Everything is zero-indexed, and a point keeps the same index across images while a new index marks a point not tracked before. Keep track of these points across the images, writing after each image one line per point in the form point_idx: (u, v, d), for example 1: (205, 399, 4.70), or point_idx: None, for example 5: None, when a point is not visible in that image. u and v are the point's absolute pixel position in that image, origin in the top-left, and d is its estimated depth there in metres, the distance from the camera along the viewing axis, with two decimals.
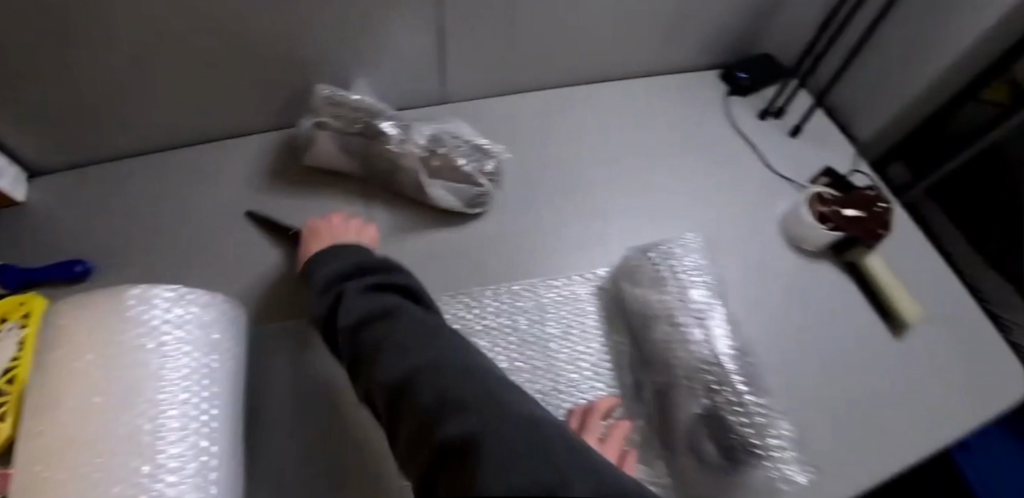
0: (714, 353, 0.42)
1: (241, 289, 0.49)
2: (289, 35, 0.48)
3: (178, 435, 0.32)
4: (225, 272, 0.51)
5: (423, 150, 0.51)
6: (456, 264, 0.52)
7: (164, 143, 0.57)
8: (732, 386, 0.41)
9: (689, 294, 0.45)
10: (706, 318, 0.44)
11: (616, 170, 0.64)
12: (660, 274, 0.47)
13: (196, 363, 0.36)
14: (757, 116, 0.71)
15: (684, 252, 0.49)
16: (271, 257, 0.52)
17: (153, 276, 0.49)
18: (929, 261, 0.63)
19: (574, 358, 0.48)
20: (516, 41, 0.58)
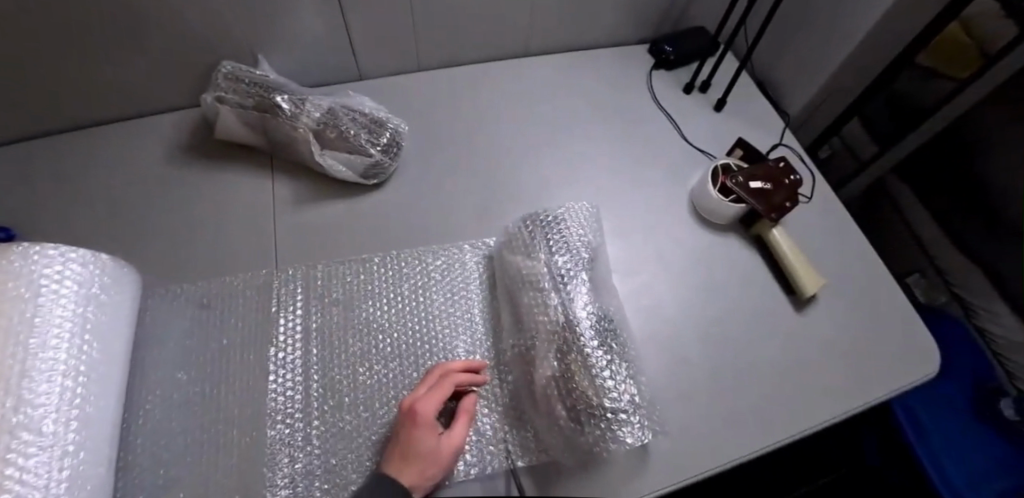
0: (569, 316, 0.42)
1: (150, 257, 0.52)
2: (189, 16, 0.50)
3: (50, 378, 0.35)
4: (136, 241, 0.53)
5: (315, 123, 0.53)
6: (354, 233, 0.54)
7: (88, 119, 0.60)
8: (581, 349, 0.41)
9: (555, 261, 0.46)
10: (570, 284, 0.45)
11: (528, 144, 0.65)
12: (532, 241, 0.48)
13: (74, 317, 0.39)
14: (681, 89, 0.72)
15: (562, 220, 0.49)
16: (182, 227, 0.54)
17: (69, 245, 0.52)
18: (834, 237, 0.63)
19: (453, 325, 0.49)
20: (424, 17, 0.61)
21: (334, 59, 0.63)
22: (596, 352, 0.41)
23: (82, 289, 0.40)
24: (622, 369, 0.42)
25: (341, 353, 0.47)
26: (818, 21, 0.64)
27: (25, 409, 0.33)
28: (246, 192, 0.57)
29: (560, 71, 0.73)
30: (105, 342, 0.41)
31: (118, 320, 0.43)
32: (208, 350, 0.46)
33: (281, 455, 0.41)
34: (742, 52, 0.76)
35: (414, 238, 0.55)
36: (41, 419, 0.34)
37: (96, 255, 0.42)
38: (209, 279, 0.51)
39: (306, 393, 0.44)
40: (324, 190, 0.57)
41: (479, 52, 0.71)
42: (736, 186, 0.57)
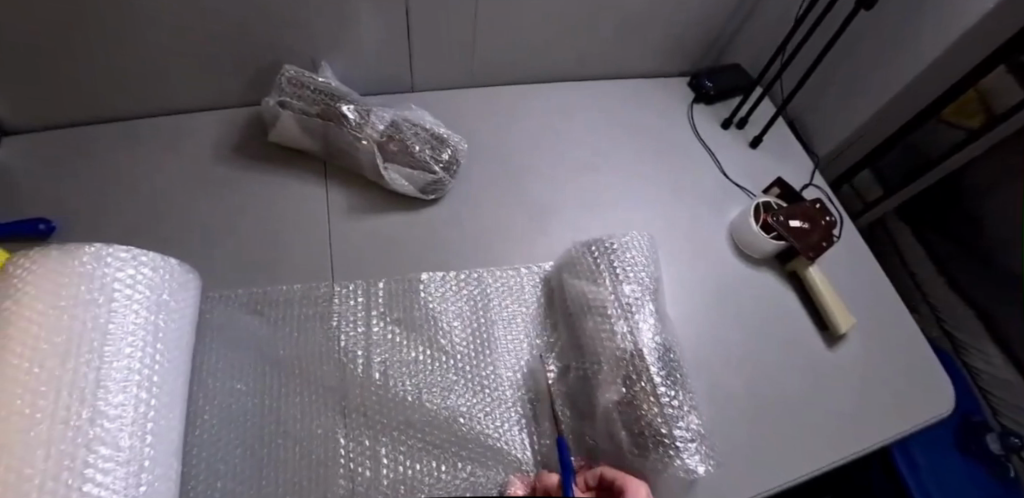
0: (637, 344, 0.44)
1: (200, 258, 0.51)
2: (264, 18, 0.51)
3: (119, 385, 0.34)
4: (184, 241, 0.52)
5: (381, 135, 0.53)
6: (412, 248, 0.54)
7: (137, 110, 0.59)
8: (650, 377, 0.42)
9: (622, 288, 0.47)
10: (636, 313, 0.46)
11: (575, 169, 0.67)
12: (597, 267, 0.49)
13: (145, 322, 0.38)
14: (718, 125, 0.75)
15: (624, 247, 0.51)
16: (232, 228, 0.53)
17: (117, 239, 0.51)
18: (860, 276, 0.66)
19: (512, 345, 0.50)
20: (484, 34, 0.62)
21: (388, 68, 0.63)
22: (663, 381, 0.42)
23: (152, 296, 0.39)
24: (685, 400, 0.43)
25: (399, 368, 0.46)
26: (857, 67, 0.68)
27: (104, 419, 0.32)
28: (299, 198, 0.56)
29: (604, 98, 0.75)
30: (173, 349, 0.40)
31: (183, 328, 0.42)
32: (265, 359, 0.46)
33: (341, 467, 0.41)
34: (778, 95, 0.79)
35: (467, 255, 0.55)
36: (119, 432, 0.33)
37: (165, 260, 0.41)
38: (263, 287, 0.50)
39: (368, 410, 0.44)
40: (379, 199, 0.57)
41: (529, 72, 0.72)
42: (776, 223, 0.60)
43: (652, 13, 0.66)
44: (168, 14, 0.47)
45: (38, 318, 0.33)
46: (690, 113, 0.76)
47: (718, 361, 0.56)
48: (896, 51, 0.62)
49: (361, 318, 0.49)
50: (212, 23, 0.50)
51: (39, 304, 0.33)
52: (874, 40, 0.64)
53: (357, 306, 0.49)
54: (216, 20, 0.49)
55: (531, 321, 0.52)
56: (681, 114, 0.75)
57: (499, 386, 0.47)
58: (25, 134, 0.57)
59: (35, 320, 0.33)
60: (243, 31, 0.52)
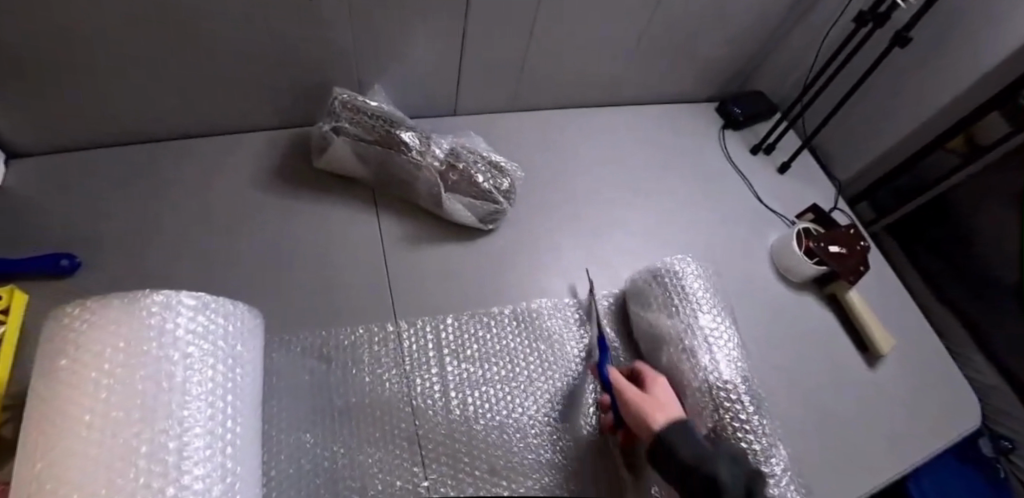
0: (723, 377, 0.43)
1: (249, 296, 0.47)
2: (319, 40, 0.48)
3: (202, 454, 0.30)
4: (228, 276, 0.48)
5: (443, 164, 0.51)
6: (472, 280, 0.52)
7: (164, 133, 0.54)
8: (740, 410, 0.42)
9: (699, 319, 0.47)
10: (716, 344, 0.46)
11: (619, 195, 0.67)
12: (671, 298, 0.48)
13: (219, 376, 0.34)
14: (747, 151, 0.77)
15: (693, 275, 0.50)
16: (279, 262, 0.49)
17: (152, 276, 0.46)
18: (891, 296, 0.69)
19: (586, 377, 0.48)
20: (534, 60, 0.61)
21: (433, 92, 0.61)
22: (751, 413, 0.42)
23: (223, 346, 0.35)
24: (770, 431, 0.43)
25: (475, 409, 0.44)
26: (879, 99, 0.71)
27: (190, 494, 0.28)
28: (350, 228, 0.53)
29: (639, 123, 0.76)
30: (246, 404, 0.36)
31: (251, 378, 0.38)
32: (332, 407, 0.42)
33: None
34: (803, 126, 0.81)
35: (528, 287, 0.54)
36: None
37: (233, 304, 0.38)
38: (321, 327, 0.46)
39: (449, 455, 0.42)
40: (433, 229, 0.54)
41: (568, 96, 0.71)
42: (819, 249, 0.62)
43: (693, 43, 0.67)
44: (218, 35, 0.43)
45: (108, 377, 0.29)
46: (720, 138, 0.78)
47: (775, 385, 0.57)
48: (920, 85, 0.65)
49: (431, 357, 0.46)
50: (265, 44, 0.46)
51: (108, 364, 0.29)
52: (897, 75, 0.68)
53: (424, 344, 0.47)
54: (270, 41, 0.46)
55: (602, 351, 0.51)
56: (713, 140, 0.76)
57: (579, 422, 0.45)
58: (37, 157, 0.52)
59: (105, 384, 0.29)
60: (295, 54, 0.49)
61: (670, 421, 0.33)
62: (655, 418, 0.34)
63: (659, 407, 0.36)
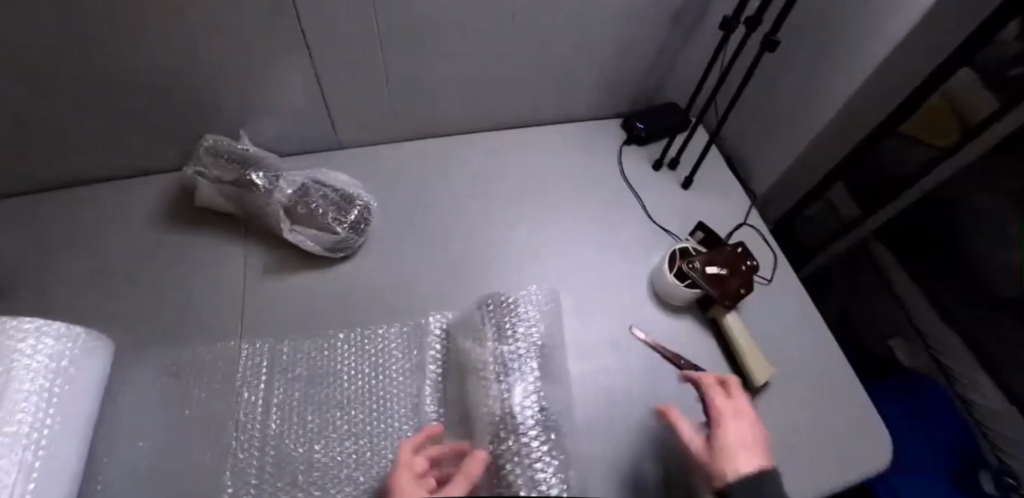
0: (508, 404, 0.43)
1: (129, 319, 0.54)
2: (194, 95, 0.55)
3: (19, 454, 0.37)
4: (118, 301, 0.55)
5: (288, 199, 0.56)
6: (327, 304, 0.57)
7: (84, 177, 0.63)
8: (519, 437, 0.41)
9: (505, 346, 0.48)
10: (517, 371, 0.46)
11: (501, 215, 0.69)
12: (485, 327, 0.50)
13: (53, 390, 0.41)
14: (649, 166, 0.76)
15: (517, 305, 0.52)
16: (162, 289, 0.57)
17: (52, 302, 0.54)
18: (790, 325, 0.64)
19: (406, 404, 0.51)
20: (411, 93, 0.65)
21: (320, 131, 0.68)
22: (532, 440, 0.41)
23: (52, 363, 0.41)
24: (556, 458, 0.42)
25: (296, 426, 0.49)
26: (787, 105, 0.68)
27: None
28: (227, 258, 0.60)
29: (536, 144, 0.77)
30: (71, 417, 0.43)
31: (83, 391, 0.45)
32: (177, 420, 0.49)
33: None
34: (712, 125, 0.80)
35: (379, 309, 0.58)
36: (14, 487, 0.36)
37: (67, 327, 0.44)
38: (184, 348, 0.53)
39: (265, 467, 0.46)
40: (302, 256, 0.60)
41: (462, 122, 0.75)
42: (691, 270, 0.59)
43: (576, 63, 0.68)
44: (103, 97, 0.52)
45: None
46: (623, 154, 0.77)
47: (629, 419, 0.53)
48: (819, 88, 0.61)
49: (271, 375, 0.52)
50: (146, 100, 0.54)
51: None
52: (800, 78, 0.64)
53: (268, 363, 0.52)
54: (148, 97, 0.54)
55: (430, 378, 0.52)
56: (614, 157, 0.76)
57: (390, 444, 0.48)
58: None
59: None
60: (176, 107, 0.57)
61: (743, 474, 0.34)
62: (727, 460, 0.36)
63: (731, 446, 0.37)
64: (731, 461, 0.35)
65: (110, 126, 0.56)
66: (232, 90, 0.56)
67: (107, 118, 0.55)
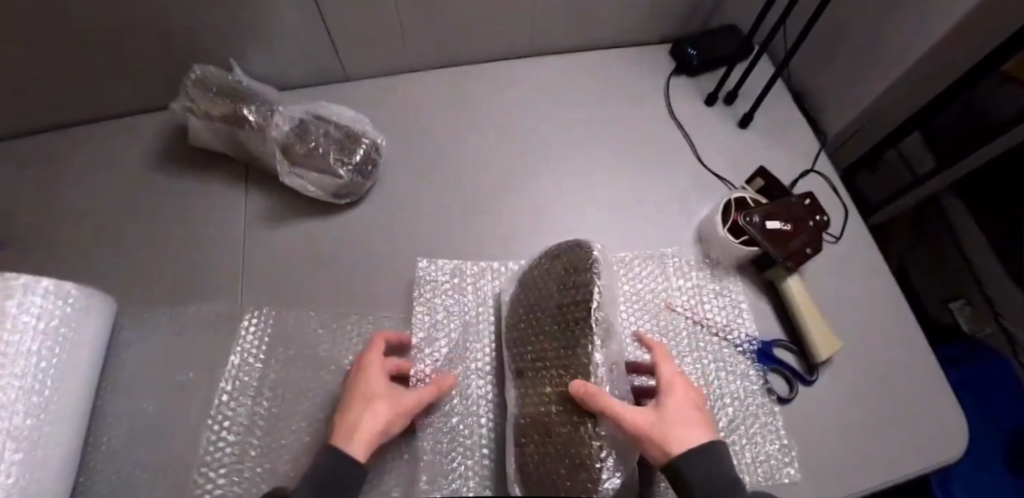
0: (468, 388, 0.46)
1: (137, 273, 0.51)
2: (180, 16, 0.48)
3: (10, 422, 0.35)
4: (122, 253, 0.52)
5: (284, 137, 0.49)
6: (340, 254, 0.53)
7: (76, 116, 0.58)
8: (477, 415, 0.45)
9: (472, 323, 0.50)
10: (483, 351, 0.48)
11: (527, 158, 0.61)
12: (454, 298, 0.51)
13: (45, 352, 0.38)
14: (701, 103, 0.65)
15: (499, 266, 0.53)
16: (168, 240, 0.53)
17: (56, 253, 0.51)
18: (854, 292, 0.57)
19: (439, 355, 0.48)
20: (430, 13, 0.56)
21: (322, 62, 0.60)
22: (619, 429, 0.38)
23: (41, 324, 0.38)
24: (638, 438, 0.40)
25: (309, 387, 0.46)
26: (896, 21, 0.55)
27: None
28: (231, 206, 0.55)
29: (569, 77, 0.67)
30: (69, 379, 0.41)
31: (82, 348, 0.43)
32: (191, 377, 0.47)
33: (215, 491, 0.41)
34: (778, 56, 0.69)
35: (393, 262, 0.53)
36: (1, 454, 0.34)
37: (57, 285, 0.40)
38: (196, 303, 0.50)
39: (281, 428, 0.44)
40: (312, 205, 0.55)
41: (485, 52, 0.65)
42: (750, 226, 0.50)
43: None
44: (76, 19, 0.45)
45: None
46: (672, 89, 0.67)
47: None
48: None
49: (280, 334, 0.49)
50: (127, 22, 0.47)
51: None
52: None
53: (280, 318, 0.49)
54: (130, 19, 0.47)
55: (470, 348, 0.48)
56: (661, 93, 0.66)
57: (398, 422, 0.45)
58: None
59: None
60: (162, 32, 0.49)
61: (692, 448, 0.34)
62: (669, 436, 0.35)
63: (671, 421, 0.36)
64: (673, 440, 0.34)
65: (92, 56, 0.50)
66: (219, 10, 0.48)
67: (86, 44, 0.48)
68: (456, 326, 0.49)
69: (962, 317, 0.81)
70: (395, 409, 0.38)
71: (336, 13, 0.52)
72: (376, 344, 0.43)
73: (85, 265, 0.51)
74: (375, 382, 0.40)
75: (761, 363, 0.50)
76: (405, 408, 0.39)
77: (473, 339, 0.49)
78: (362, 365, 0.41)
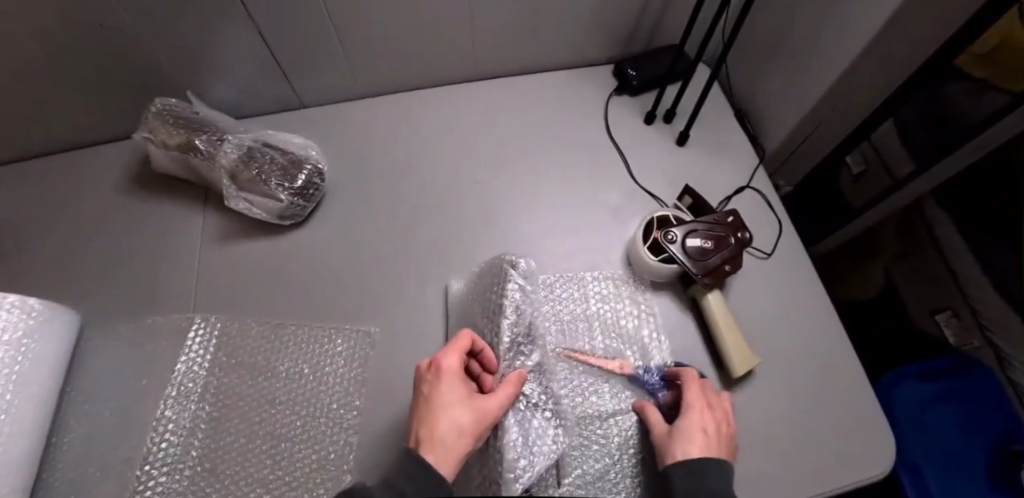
0: (383, 403, 0.49)
1: (103, 288, 0.56)
2: (138, 56, 0.53)
3: None
4: (91, 269, 0.57)
5: (232, 163, 0.53)
6: (285, 270, 0.57)
7: (60, 145, 0.64)
8: (387, 431, 0.47)
9: (399, 338, 0.53)
10: (401, 368, 0.51)
11: (471, 175, 0.64)
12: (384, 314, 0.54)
13: (8, 362, 0.44)
14: (642, 121, 0.67)
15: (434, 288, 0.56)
16: (133, 257, 0.58)
17: (33, 270, 0.56)
18: (786, 306, 0.58)
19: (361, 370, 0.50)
20: (372, 45, 0.60)
21: (277, 89, 0.64)
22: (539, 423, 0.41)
23: (5, 335, 0.44)
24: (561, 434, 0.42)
25: (244, 394, 0.50)
26: (824, 43, 0.56)
27: None
28: (190, 225, 0.59)
29: (516, 98, 0.70)
30: (32, 385, 0.46)
31: (44, 358, 0.48)
32: (143, 384, 0.51)
33: (155, 489, 0.44)
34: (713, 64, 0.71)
35: (336, 277, 0.57)
36: None
37: (20, 301, 0.45)
38: (152, 316, 0.55)
39: (219, 431, 0.48)
40: (265, 224, 0.59)
41: (432, 75, 0.68)
42: (668, 244, 0.52)
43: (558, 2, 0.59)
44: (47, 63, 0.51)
45: None
46: (615, 108, 0.69)
47: (597, 409, 0.49)
48: (862, 22, 0.50)
49: (223, 342, 0.52)
50: (93, 63, 0.52)
51: None
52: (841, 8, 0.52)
53: (228, 329, 0.53)
54: (95, 60, 0.52)
55: (392, 363, 0.51)
56: (603, 111, 0.68)
57: (328, 429, 0.48)
58: None
59: None
60: (126, 69, 0.55)
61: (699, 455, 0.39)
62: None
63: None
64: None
65: (67, 92, 0.56)
66: (172, 47, 0.53)
67: (59, 83, 0.54)
68: (386, 341, 0.52)
69: (948, 329, 0.81)
70: (482, 421, 0.34)
71: (283, 48, 0.57)
72: (458, 349, 0.37)
73: (59, 280, 0.56)
74: (452, 389, 0.35)
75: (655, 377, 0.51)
76: (490, 421, 0.35)
77: (401, 352, 0.52)
78: (441, 373, 0.36)
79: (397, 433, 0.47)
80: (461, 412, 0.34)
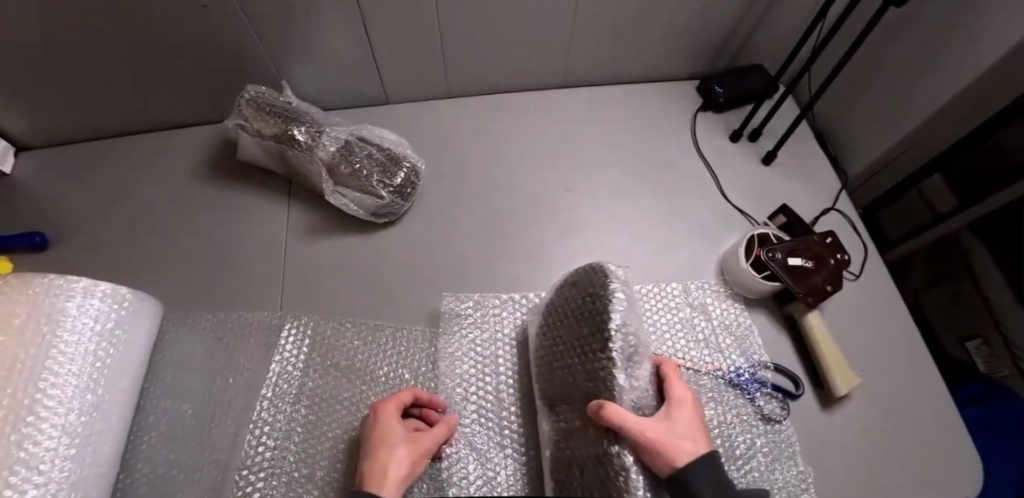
0: (487, 409, 0.47)
1: (183, 278, 0.54)
2: (241, 41, 0.51)
3: (64, 419, 0.37)
4: (170, 258, 0.55)
5: (332, 157, 0.52)
6: (376, 268, 0.55)
7: (137, 126, 0.62)
8: (494, 439, 0.45)
9: (499, 342, 0.51)
10: (501, 373, 0.49)
11: (559, 181, 0.63)
12: (477, 317, 0.52)
13: (103, 355, 0.41)
14: (726, 138, 0.68)
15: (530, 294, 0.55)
16: (215, 248, 0.56)
17: (109, 254, 0.54)
18: (877, 329, 0.58)
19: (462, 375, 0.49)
20: (471, 45, 0.59)
21: (367, 83, 0.63)
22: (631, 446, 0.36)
23: (99, 325, 0.41)
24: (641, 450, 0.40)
25: (340, 396, 0.48)
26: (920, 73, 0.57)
27: (42, 438, 0.36)
28: (276, 217, 0.58)
29: (601, 107, 0.69)
30: (122, 379, 0.44)
31: (133, 350, 0.46)
32: (229, 381, 0.49)
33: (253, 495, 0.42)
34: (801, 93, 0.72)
35: (430, 277, 0.55)
36: (57, 449, 0.36)
37: (113, 289, 0.43)
38: (237, 309, 0.52)
39: (318, 436, 0.45)
40: (353, 221, 0.58)
41: (519, 79, 0.68)
42: (770, 261, 0.52)
43: (661, 15, 0.59)
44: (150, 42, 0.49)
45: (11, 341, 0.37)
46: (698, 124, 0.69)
47: None
48: (969, 56, 0.51)
49: (315, 342, 0.50)
50: (194, 45, 0.50)
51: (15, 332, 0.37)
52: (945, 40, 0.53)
53: (321, 327, 0.51)
54: (197, 42, 0.50)
55: (494, 368, 0.50)
56: (688, 125, 0.68)
57: None
58: (36, 150, 0.61)
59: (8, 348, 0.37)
60: (225, 54, 0.53)
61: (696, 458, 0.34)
62: (673, 447, 0.35)
63: (675, 433, 0.36)
64: (675, 451, 0.34)
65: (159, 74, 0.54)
66: (278, 34, 0.51)
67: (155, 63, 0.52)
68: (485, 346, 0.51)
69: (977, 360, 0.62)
70: (421, 451, 0.38)
71: (386, 43, 0.56)
72: (403, 395, 0.41)
73: (136, 267, 0.54)
74: (391, 425, 0.39)
75: (751, 391, 0.51)
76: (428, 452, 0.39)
77: (502, 357, 0.50)
78: (379, 413, 0.40)
79: (505, 444, 0.45)
80: (396, 443, 0.38)
